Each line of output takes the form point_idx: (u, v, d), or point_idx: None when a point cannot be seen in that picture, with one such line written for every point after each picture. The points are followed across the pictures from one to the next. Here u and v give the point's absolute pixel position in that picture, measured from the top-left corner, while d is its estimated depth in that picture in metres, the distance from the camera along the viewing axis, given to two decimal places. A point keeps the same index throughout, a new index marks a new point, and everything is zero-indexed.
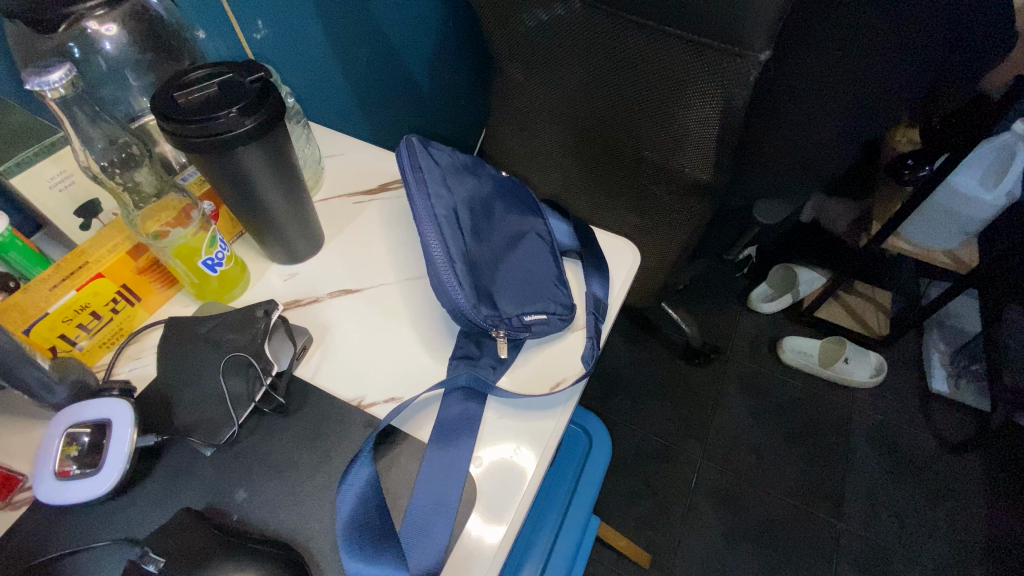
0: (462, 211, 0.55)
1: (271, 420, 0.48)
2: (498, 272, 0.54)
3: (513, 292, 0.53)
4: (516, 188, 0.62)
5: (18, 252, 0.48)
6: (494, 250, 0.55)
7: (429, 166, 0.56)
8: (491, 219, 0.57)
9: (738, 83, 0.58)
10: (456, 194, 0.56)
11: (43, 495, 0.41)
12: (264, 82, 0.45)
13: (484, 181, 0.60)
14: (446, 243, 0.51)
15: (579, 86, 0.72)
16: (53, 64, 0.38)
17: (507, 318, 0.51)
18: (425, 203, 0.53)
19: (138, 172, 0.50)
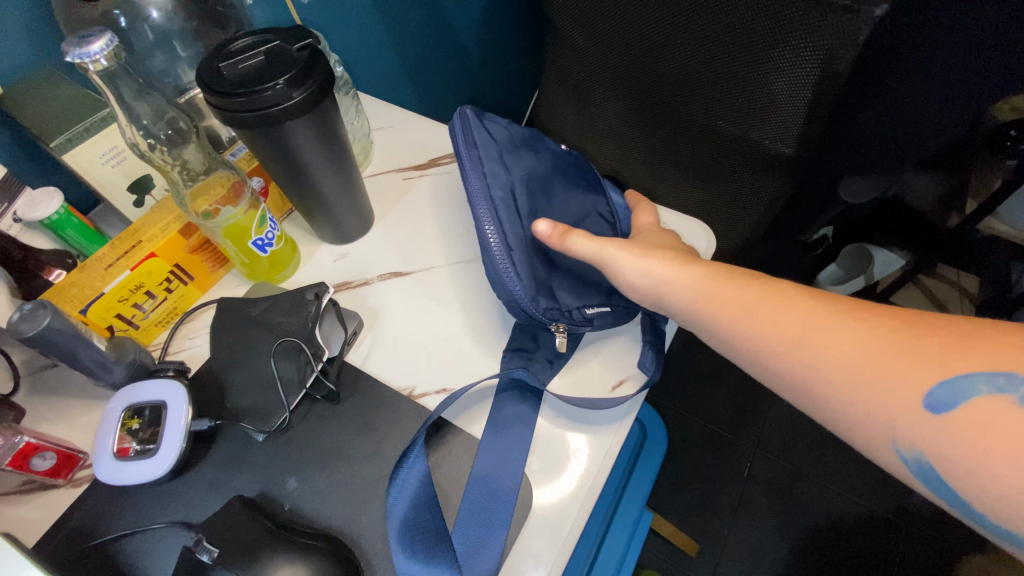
0: (523, 195, 0.51)
1: (322, 408, 0.46)
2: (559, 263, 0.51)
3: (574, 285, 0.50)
4: (581, 162, 0.57)
5: (74, 230, 0.48)
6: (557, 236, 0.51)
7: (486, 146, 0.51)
8: (553, 201, 0.53)
9: (844, 44, 0.51)
10: (517, 175, 0.51)
11: (103, 473, 0.41)
12: (311, 50, 0.41)
13: (546, 157, 0.55)
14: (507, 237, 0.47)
15: (646, 47, 0.65)
16: (94, 33, 0.36)
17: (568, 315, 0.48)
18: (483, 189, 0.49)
19: (185, 150, 0.48)
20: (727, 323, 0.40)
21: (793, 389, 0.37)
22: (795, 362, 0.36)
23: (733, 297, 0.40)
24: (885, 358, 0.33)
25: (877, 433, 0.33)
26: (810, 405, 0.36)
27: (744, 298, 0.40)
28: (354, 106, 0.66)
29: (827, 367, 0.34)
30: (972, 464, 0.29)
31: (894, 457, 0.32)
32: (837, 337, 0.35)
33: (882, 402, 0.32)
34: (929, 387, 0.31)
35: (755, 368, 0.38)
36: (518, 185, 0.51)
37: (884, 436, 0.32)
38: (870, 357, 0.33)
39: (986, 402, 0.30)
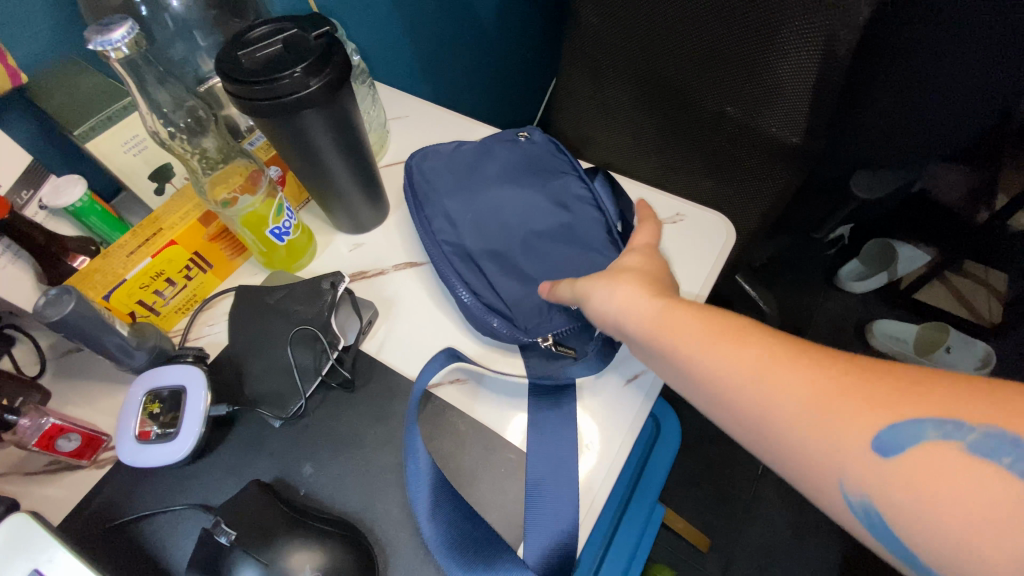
0: (483, 216, 0.53)
1: (338, 396, 0.47)
2: (540, 268, 0.50)
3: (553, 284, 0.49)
4: (543, 148, 0.57)
5: (97, 217, 0.49)
6: (532, 243, 0.51)
7: (437, 182, 0.55)
8: (522, 203, 0.53)
9: (845, 25, 0.50)
10: (475, 198, 0.54)
11: (125, 455, 0.42)
12: (329, 38, 0.41)
13: (503, 162, 0.56)
14: (467, 269, 0.50)
15: (657, 30, 0.65)
16: (115, 21, 0.36)
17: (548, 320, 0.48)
18: (437, 225, 0.53)
19: (204, 139, 0.48)
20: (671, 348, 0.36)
21: (738, 422, 0.33)
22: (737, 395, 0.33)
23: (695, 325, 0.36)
24: (834, 394, 0.30)
25: (824, 472, 0.30)
26: (750, 433, 0.33)
27: (688, 328, 0.36)
28: (370, 95, 0.66)
29: (772, 403, 0.31)
30: (917, 506, 0.26)
31: (840, 498, 0.29)
32: (788, 370, 0.32)
33: (828, 436, 0.29)
34: (880, 426, 0.28)
35: (705, 397, 0.35)
36: (474, 208, 0.53)
37: (832, 475, 0.29)
38: (822, 394, 0.30)
39: (929, 449, 0.27)
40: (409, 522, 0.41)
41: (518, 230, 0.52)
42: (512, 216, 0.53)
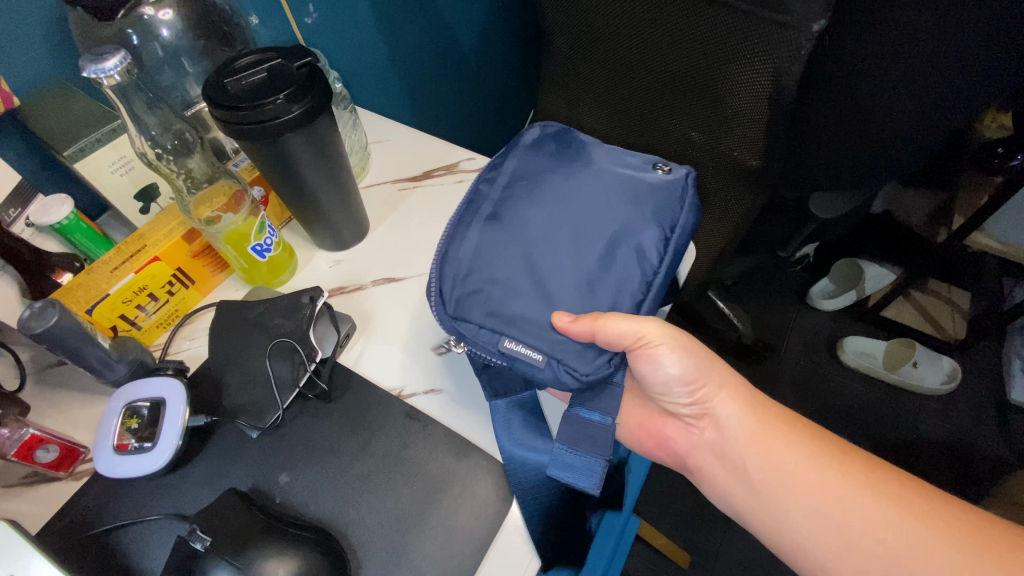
0: (541, 200, 0.52)
1: (315, 407, 0.48)
2: (533, 290, 0.48)
3: (519, 314, 0.47)
4: (662, 191, 0.54)
5: (82, 235, 0.51)
6: (563, 262, 0.49)
7: (527, 153, 0.58)
8: (581, 222, 0.51)
9: (790, 60, 0.53)
10: (536, 192, 0.53)
11: (103, 466, 0.43)
12: (311, 68, 0.44)
13: (607, 175, 0.55)
14: (474, 230, 0.51)
15: (624, 60, 0.68)
16: (108, 50, 0.39)
17: (491, 330, 0.46)
18: (484, 186, 0.55)
19: (190, 160, 0.51)
20: (776, 467, 0.50)
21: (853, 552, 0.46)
22: (845, 518, 0.47)
23: (816, 485, 0.49)
24: (912, 514, 0.46)
25: None
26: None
27: (788, 449, 0.51)
28: (351, 121, 0.69)
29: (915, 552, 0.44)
30: None
31: None
32: (914, 528, 0.45)
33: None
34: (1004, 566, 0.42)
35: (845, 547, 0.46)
36: (532, 188, 0.54)
37: None
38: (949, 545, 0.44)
39: None
40: (382, 529, 0.42)
41: (561, 237, 0.50)
42: (561, 221, 0.51)
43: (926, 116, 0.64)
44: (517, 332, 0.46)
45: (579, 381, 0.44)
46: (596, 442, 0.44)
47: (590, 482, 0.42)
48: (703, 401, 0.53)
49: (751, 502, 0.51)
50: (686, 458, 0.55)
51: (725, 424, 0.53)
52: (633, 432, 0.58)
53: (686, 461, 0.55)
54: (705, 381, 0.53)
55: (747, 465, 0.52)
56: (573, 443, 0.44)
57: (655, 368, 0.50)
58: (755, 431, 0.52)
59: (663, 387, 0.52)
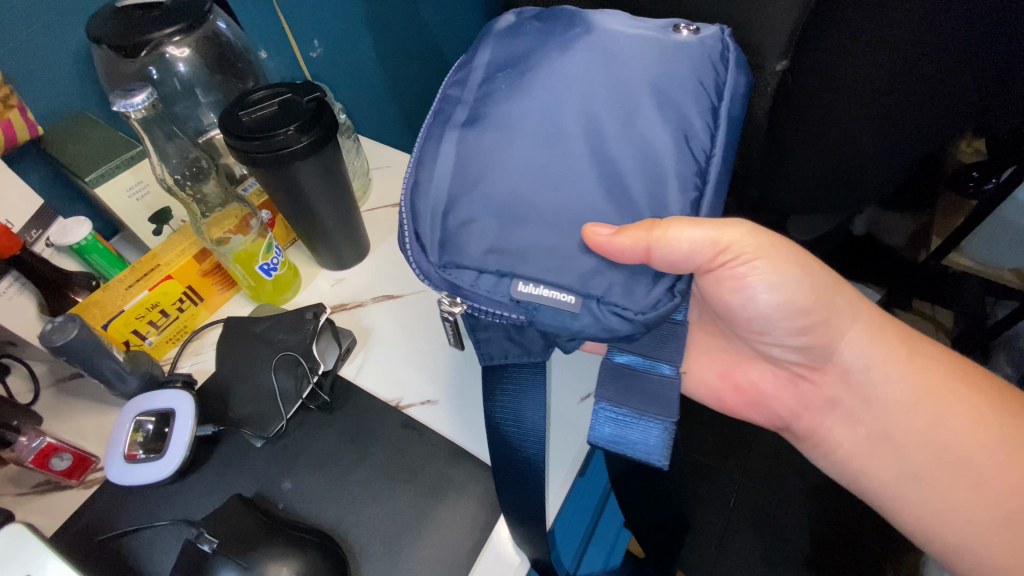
0: (536, 91, 0.45)
1: (317, 417, 0.51)
2: (545, 211, 0.41)
3: (529, 244, 0.40)
4: (692, 53, 0.47)
5: (98, 254, 0.54)
6: (578, 165, 0.42)
7: (502, 40, 0.51)
8: (593, 108, 0.44)
9: (758, 94, 0.56)
10: (528, 84, 0.45)
11: (113, 474, 0.46)
12: (319, 102, 0.48)
13: (615, 40, 0.47)
14: (455, 146, 0.44)
15: None
16: (136, 88, 0.42)
17: (497, 272, 0.40)
18: (456, 91, 0.48)
19: (205, 185, 0.55)
20: (940, 437, 0.46)
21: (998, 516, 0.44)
22: (988, 474, 0.44)
23: (958, 441, 0.45)
24: None
25: None
26: None
27: (959, 413, 0.46)
28: (355, 148, 0.72)
29: None
30: None
31: None
32: None
33: None
34: None
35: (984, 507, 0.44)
36: (520, 80, 0.46)
37: None
38: None
39: None
40: (380, 533, 0.44)
41: (566, 135, 0.43)
42: (565, 112, 0.43)
43: (897, 139, 0.62)
44: (529, 268, 0.39)
45: (633, 324, 0.38)
46: (650, 399, 0.45)
47: (657, 452, 0.44)
48: (821, 344, 0.49)
49: (879, 455, 0.49)
50: (792, 418, 0.54)
51: (854, 374, 0.49)
52: (724, 395, 0.57)
53: (790, 421, 0.54)
54: (830, 311, 0.47)
55: (896, 437, 0.48)
56: (616, 402, 0.45)
57: (746, 298, 0.47)
58: (919, 393, 0.47)
59: (763, 324, 0.49)
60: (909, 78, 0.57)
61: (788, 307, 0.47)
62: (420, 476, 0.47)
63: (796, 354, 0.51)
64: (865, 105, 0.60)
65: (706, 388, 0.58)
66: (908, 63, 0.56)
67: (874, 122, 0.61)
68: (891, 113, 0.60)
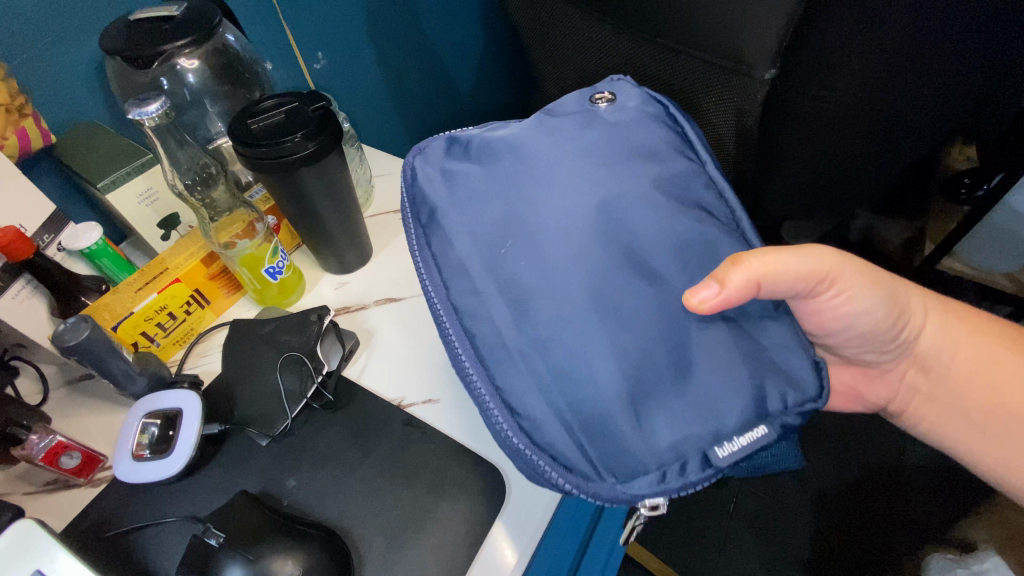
0: (545, 234, 0.42)
1: (321, 416, 0.52)
2: (664, 363, 0.38)
3: (672, 413, 0.37)
4: (635, 122, 0.48)
5: (109, 258, 0.55)
6: (651, 294, 0.40)
7: (460, 209, 0.46)
8: (618, 220, 0.42)
9: (749, 101, 0.54)
10: (527, 219, 0.43)
11: (121, 473, 0.47)
12: (324, 110, 0.50)
13: (571, 142, 0.46)
14: (515, 345, 0.41)
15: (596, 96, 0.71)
16: (149, 97, 0.44)
17: (678, 461, 0.36)
18: (463, 288, 0.43)
19: (215, 190, 0.56)
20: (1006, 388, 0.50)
21: None
22: None
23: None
24: None
25: None
26: None
27: (1016, 357, 0.50)
28: (358, 156, 0.74)
29: None
30: None
31: None
32: None
33: None
34: None
35: None
36: (524, 225, 0.43)
37: None
38: None
39: None
40: (383, 528, 0.45)
41: (610, 268, 0.40)
42: (594, 243, 0.41)
43: (883, 130, 0.62)
44: (695, 426, 0.37)
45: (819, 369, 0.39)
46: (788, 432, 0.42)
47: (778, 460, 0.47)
48: (903, 347, 0.52)
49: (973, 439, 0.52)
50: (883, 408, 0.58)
51: (929, 357, 0.53)
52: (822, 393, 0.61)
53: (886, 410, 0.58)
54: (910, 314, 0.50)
55: (962, 396, 0.52)
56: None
57: (839, 324, 0.48)
58: (979, 350, 0.51)
59: (860, 338, 0.50)
60: (894, 76, 0.56)
61: (867, 325, 0.48)
62: (421, 473, 0.48)
63: (884, 357, 0.53)
64: (853, 116, 0.59)
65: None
66: (892, 64, 0.54)
67: (862, 128, 0.61)
68: (878, 112, 0.59)
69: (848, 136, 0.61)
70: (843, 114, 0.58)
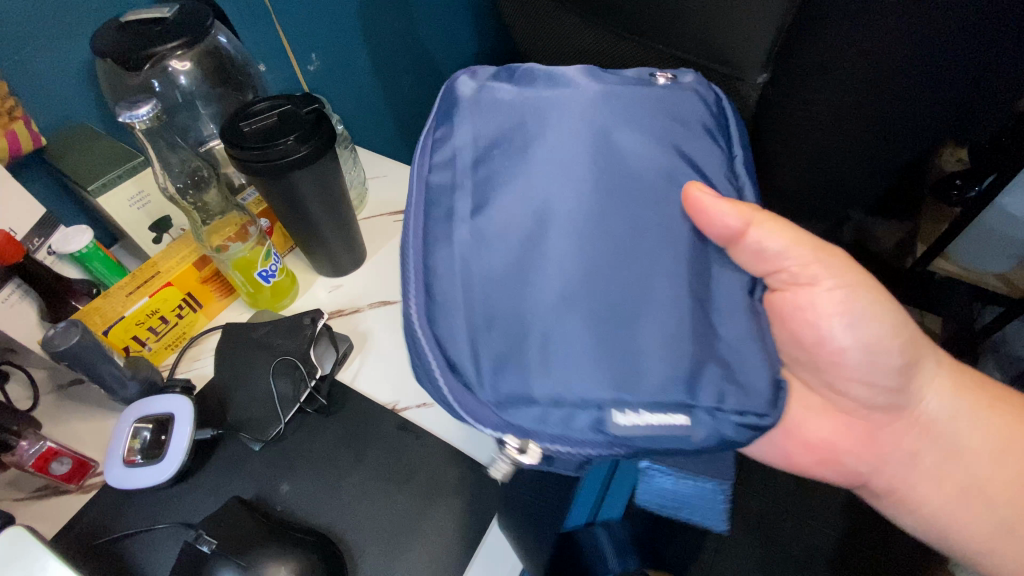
0: (541, 162, 0.41)
1: (314, 420, 0.51)
2: (603, 329, 0.37)
3: (587, 368, 0.36)
4: (681, 95, 0.47)
5: (99, 262, 0.55)
6: (628, 251, 0.39)
7: (477, 107, 0.44)
8: (617, 168, 0.41)
9: None
10: (532, 142, 0.42)
11: (112, 479, 0.46)
12: (318, 113, 0.50)
13: (613, 90, 0.44)
14: (467, 240, 0.41)
15: None
16: (140, 99, 0.44)
17: (572, 407, 0.36)
18: (444, 173, 0.43)
19: (206, 194, 0.56)
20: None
21: None
22: None
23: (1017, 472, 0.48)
24: None
25: None
26: None
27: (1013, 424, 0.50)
28: (352, 158, 0.74)
29: None
30: None
31: None
32: None
33: None
34: None
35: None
36: (529, 140, 0.42)
37: None
38: None
39: None
40: (377, 533, 0.45)
41: (591, 214, 0.40)
42: (586, 184, 0.40)
43: (881, 146, 0.59)
44: (608, 385, 0.36)
45: (768, 391, 0.36)
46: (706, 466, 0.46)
47: (716, 517, 0.48)
48: (911, 387, 0.50)
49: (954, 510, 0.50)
50: (869, 475, 0.53)
51: (932, 417, 0.51)
52: (796, 451, 0.55)
53: (868, 478, 0.54)
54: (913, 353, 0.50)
55: (983, 484, 0.49)
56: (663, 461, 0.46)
57: (823, 334, 0.48)
58: (994, 431, 0.50)
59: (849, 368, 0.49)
60: (894, 91, 0.53)
61: (874, 347, 0.47)
62: (415, 479, 0.47)
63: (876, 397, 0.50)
64: (849, 125, 0.56)
65: (774, 446, 0.55)
66: (898, 74, 0.51)
67: (857, 141, 0.58)
68: (876, 126, 0.56)
69: (841, 146, 0.58)
70: (839, 119, 0.55)
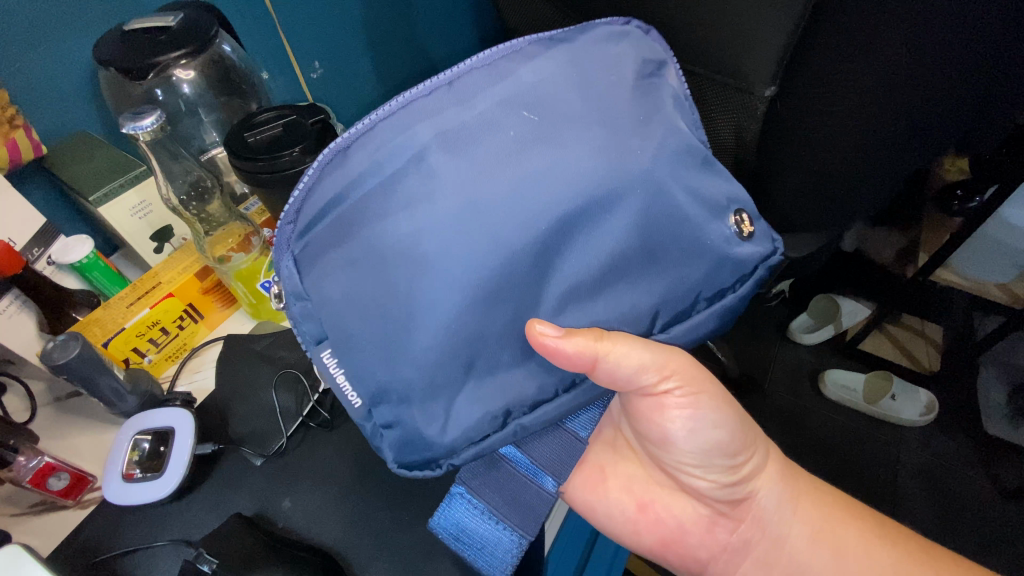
0: (532, 167, 0.35)
1: (317, 434, 0.51)
2: (418, 319, 0.33)
3: (353, 329, 0.34)
4: (699, 246, 0.38)
5: (99, 272, 0.54)
6: (501, 291, 0.34)
7: (571, 61, 0.38)
8: (561, 235, 0.35)
9: (750, 119, 0.53)
10: (550, 140, 0.36)
11: (110, 494, 0.45)
12: (323, 123, 0.50)
13: (660, 173, 0.37)
14: (396, 152, 0.35)
15: None
16: (144, 110, 0.44)
17: (328, 324, 0.35)
18: (475, 81, 0.37)
19: (211, 204, 0.56)
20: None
21: None
22: None
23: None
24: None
25: None
26: None
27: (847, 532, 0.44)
28: None
29: None
30: None
31: None
32: None
33: None
34: None
35: None
36: (556, 133, 0.36)
37: None
38: None
39: None
40: (378, 551, 0.44)
41: (513, 231, 0.34)
42: (535, 221, 0.34)
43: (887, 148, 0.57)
44: (370, 373, 0.34)
45: (443, 468, 0.36)
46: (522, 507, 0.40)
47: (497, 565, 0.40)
48: (745, 480, 0.44)
49: None
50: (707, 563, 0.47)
51: (766, 513, 0.46)
52: (636, 527, 0.46)
53: (706, 567, 0.47)
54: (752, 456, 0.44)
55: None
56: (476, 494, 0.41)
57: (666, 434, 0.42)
58: (818, 529, 0.45)
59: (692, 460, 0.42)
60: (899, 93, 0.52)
61: (712, 448, 0.42)
62: (420, 494, 0.47)
63: (714, 485, 0.44)
64: (853, 125, 0.55)
65: (618, 516, 0.46)
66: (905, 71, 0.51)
67: (862, 144, 0.56)
68: (880, 129, 0.55)
69: (845, 148, 0.56)
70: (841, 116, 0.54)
